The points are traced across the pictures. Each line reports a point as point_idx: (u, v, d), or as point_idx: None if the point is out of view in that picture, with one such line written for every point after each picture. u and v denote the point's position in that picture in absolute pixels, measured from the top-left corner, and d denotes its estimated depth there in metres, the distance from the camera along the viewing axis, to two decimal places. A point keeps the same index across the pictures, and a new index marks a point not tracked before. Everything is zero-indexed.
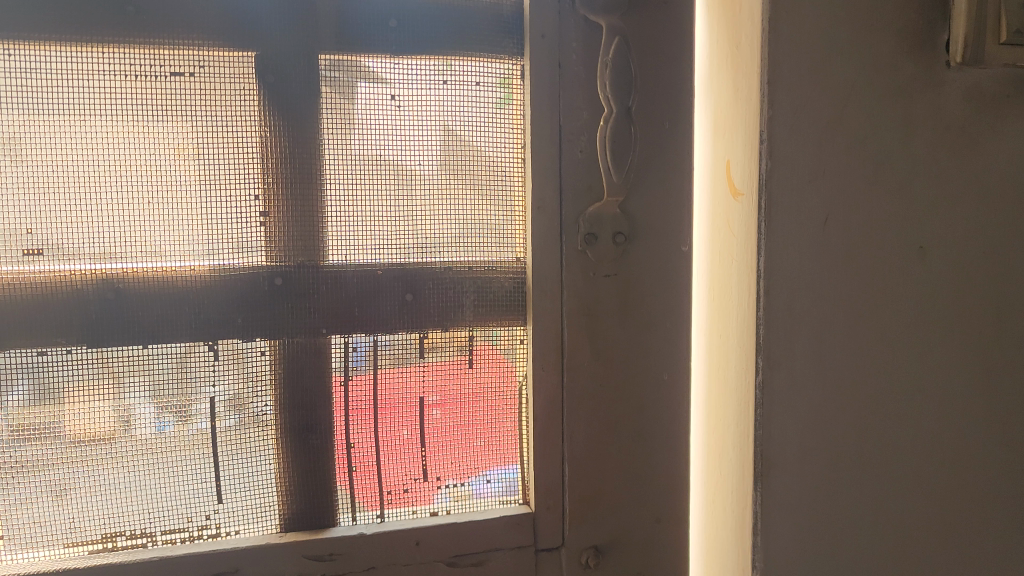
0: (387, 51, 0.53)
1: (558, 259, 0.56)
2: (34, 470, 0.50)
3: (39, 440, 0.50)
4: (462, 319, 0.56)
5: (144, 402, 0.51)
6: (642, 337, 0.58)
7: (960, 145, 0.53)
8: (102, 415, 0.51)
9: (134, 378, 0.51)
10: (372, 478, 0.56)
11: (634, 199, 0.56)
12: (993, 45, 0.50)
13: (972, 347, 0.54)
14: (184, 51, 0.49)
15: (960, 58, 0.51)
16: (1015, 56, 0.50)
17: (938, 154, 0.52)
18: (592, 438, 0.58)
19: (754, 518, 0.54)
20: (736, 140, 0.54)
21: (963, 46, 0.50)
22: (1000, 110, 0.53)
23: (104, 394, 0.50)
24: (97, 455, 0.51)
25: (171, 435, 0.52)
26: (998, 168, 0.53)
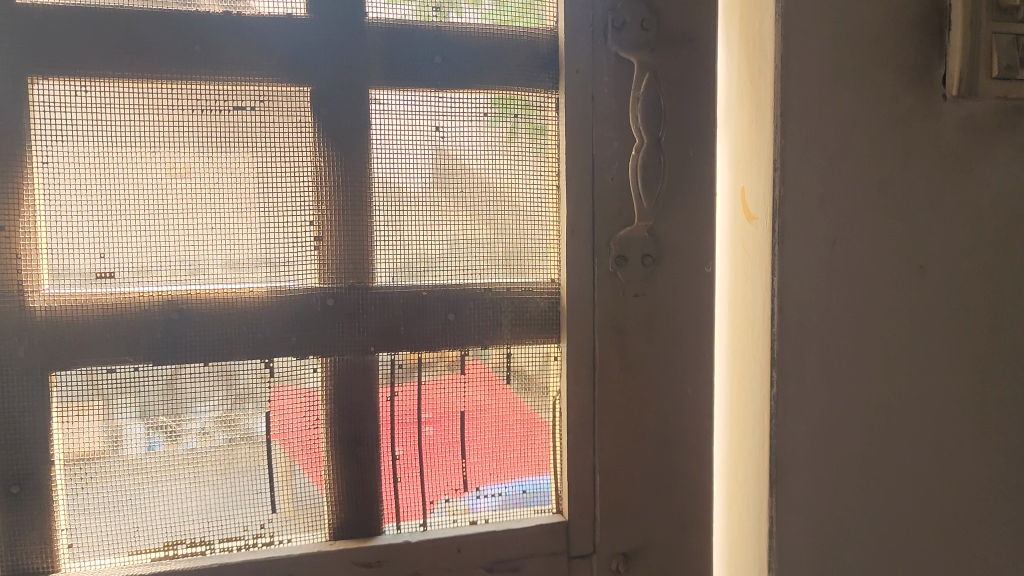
0: (432, 85, 0.57)
1: (590, 280, 0.59)
2: (105, 484, 0.53)
3: (90, 457, 0.53)
4: (501, 337, 0.59)
5: (131, 421, 0.53)
6: (669, 354, 0.61)
7: (959, 170, 0.56)
8: (91, 435, 0.53)
9: (123, 399, 0.53)
10: (415, 486, 0.59)
11: (662, 224, 0.60)
12: (986, 79, 0.53)
13: (973, 360, 0.58)
14: (246, 87, 0.53)
15: (955, 90, 0.54)
16: (1007, 89, 0.53)
17: (938, 180, 0.56)
18: (621, 449, 0.61)
19: (769, 522, 0.57)
20: (751, 167, 0.57)
21: (958, 80, 0.53)
22: (995, 137, 0.56)
23: (95, 413, 0.52)
24: (109, 466, 0.53)
25: (159, 454, 0.54)
26: (992, 192, 0.57)
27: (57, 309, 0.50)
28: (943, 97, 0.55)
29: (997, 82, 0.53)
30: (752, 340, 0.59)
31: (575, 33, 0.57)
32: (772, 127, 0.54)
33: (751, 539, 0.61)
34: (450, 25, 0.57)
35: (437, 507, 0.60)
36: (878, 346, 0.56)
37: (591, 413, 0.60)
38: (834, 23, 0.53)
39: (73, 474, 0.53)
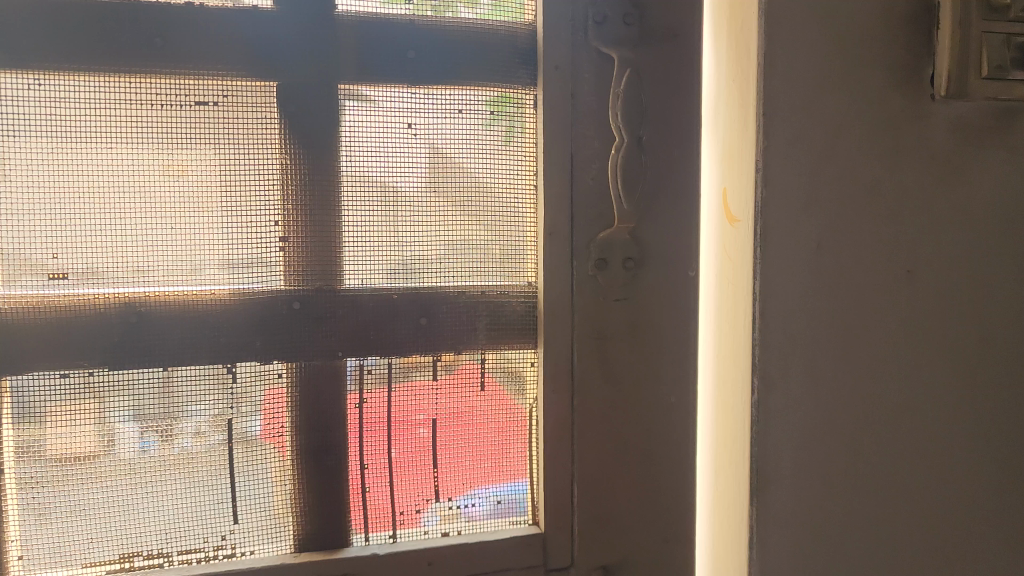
0: (404, 81, 0.54)
1: (569, 284, 0.57)
2: (48, 485, 0.51)
3: (48, 456, 0.51)
4: (475, 342, 0.57)
5: (125, 421, 0.52)
6: (651, 361, 0.59)
7: (949, 173, 0.54)
8: (85, 435, 0.51)
9: (118, 398, 0.51)
10: (385, 496, 0.57)
11: (644, 226, 0.57)
12: (976, 79, 0.51)
13: (964, 370, 0.56)
14: (209, 81, 0.51)
15: (944, 91, 0.52)
16: (997, 90, 0.51)
17: (927, 182, 0.54)
18: (600, 459, 0.59)
19: (749, 531, 0.55)
20: (732, 169, 0.56)
21: (947, 80, 0.51)
22: (987, 139, 0.54)
23: (87, 412, 0.51)
24: (97, 470, 0.52)
25: (153, 454, 0.52)
26: (985, 195, 0.54)
27: (9, 311, 0.48)
28: (932, 98, 0.53)
29: (988, 83, 0.51)
30: (734, 346, 0.57)
31: (555, 27, 0.55)
32: (754, 126, 0.52)
33: (733, 552, 0.59)
34: (425, 18, 0.54)
35: (426, 510, 0.58)
36: (864, 354, 0.54)
37: (569, 422, 0.58)
38: (820, 20, 0.51)
39: (64, 475, 0.51)
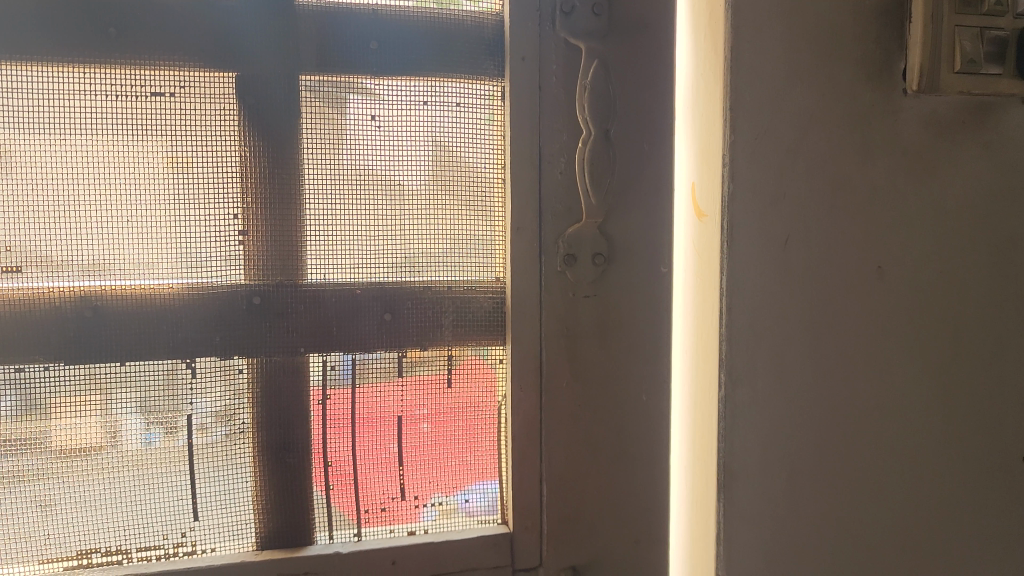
0: (368, 72, 0.53)
1: (537, 280, 0.56)
2: (46, 479, 0.51)
3: (28, 452, 0.51)
4: (442, 338, 0.56)
5: (130, 415, 0.52)
6: (622, 359, 0.58)
7: (919, 168, 0.53)
8: (89, 428, 0.51)
9: (124, 392, 0.51)
10: (348, 494, 0.56)
11: (614, 221, 0.56)
12: (949, 74, 0.49)
13: (935, 368, 0.55)
14: (166, 72, 0.50)
15: (916, 85, 0.50)
16: (971, 85, 0.49)
17: (897, 177, 0.53)
18: (570, 458, 0.58)
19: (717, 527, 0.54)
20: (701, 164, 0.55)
21: (918, 74, 0.50)
22: (957, 133, 0.53)
23: (96, 407, 0.51)
24: (89, 465, 0.52)
25: (158, 447, 0.53)
26: (955, 191, 0.54)
27: None
28: (903, 93, 0.52)
29: (961, 78, 0.49)
30: (705, 341, 0.56)
31: (522, 18, 0.54)
32: (721, 118, 0.51)
33: (704, 550, 0.58)
34: (388, 8, 0.53)
35: (425, 505, 0.58)
36: (833, 349, 0.53)
37: (536, 421, 0.57)
38: (789, 10, 0.50)
39: (69, 467, 0.52)
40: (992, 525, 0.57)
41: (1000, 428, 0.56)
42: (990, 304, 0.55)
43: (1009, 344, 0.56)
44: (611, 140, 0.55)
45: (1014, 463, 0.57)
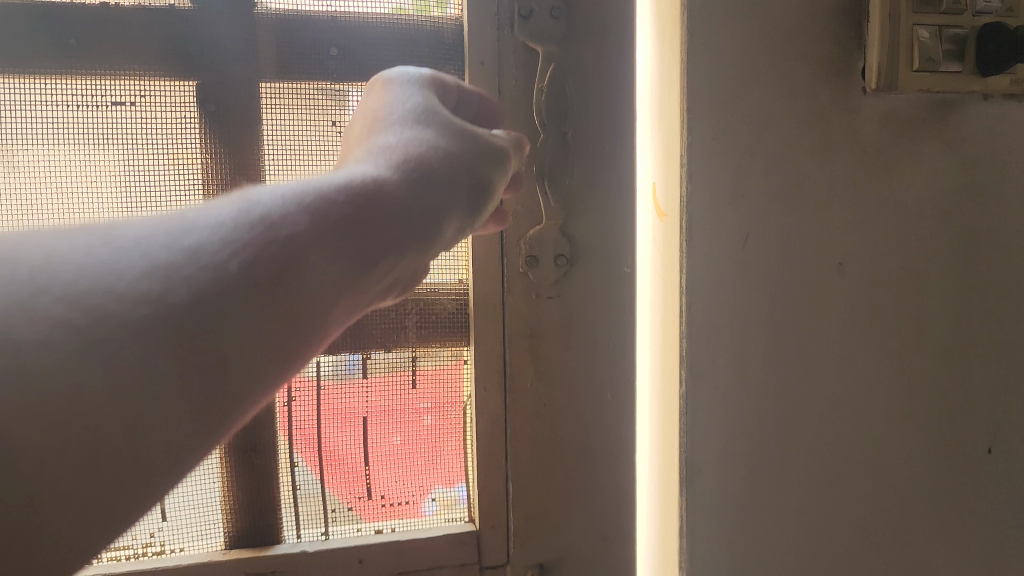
0: (327, 79, 0.54)
1: (501, 280, 0.56)
2: None
3: None
4: (405, 340, 0.57)
5: None
6: (586, 358, 0.59)
7: (877, 166, 0.53)
8: None
9: None
10: (315, 493, 0.57)
11: (575, 222, 0.57)
12: (909, 72, 0.50)
13: (895, 362, 0.55)
14: (126, 81, 0.51)
15: (875, 84, 0.50)
16: (929, 82, 0.50)
17: (854, 175, 0.53)
18: (535, 456, 0.58)
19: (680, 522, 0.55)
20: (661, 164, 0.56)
21: (878, 74, 0.50)
22: (918, 130, 0.54)
23: None
24: None
25: None
26: (913, 188, 0.54)
27: None
28: (862, 91, 0.52)
29: (920, 76, 0.50)
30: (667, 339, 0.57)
31: (480, 23, 0.54)
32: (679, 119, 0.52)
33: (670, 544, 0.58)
34: (346, 15, 0.54)
35: (426, 499, 0.59)
36: (792, 347, 0.54)
37: (501, 419, 0.58)
38: (741, 12, 0.50)
39: None
40: (958, 516, 0.58)
41: (963, 420, 0.57)
42: (951, 297, 0.56)
43: (970, 337, 0.56)
44: (570, 142, 0.56)
45: (978, 455, 0.57)
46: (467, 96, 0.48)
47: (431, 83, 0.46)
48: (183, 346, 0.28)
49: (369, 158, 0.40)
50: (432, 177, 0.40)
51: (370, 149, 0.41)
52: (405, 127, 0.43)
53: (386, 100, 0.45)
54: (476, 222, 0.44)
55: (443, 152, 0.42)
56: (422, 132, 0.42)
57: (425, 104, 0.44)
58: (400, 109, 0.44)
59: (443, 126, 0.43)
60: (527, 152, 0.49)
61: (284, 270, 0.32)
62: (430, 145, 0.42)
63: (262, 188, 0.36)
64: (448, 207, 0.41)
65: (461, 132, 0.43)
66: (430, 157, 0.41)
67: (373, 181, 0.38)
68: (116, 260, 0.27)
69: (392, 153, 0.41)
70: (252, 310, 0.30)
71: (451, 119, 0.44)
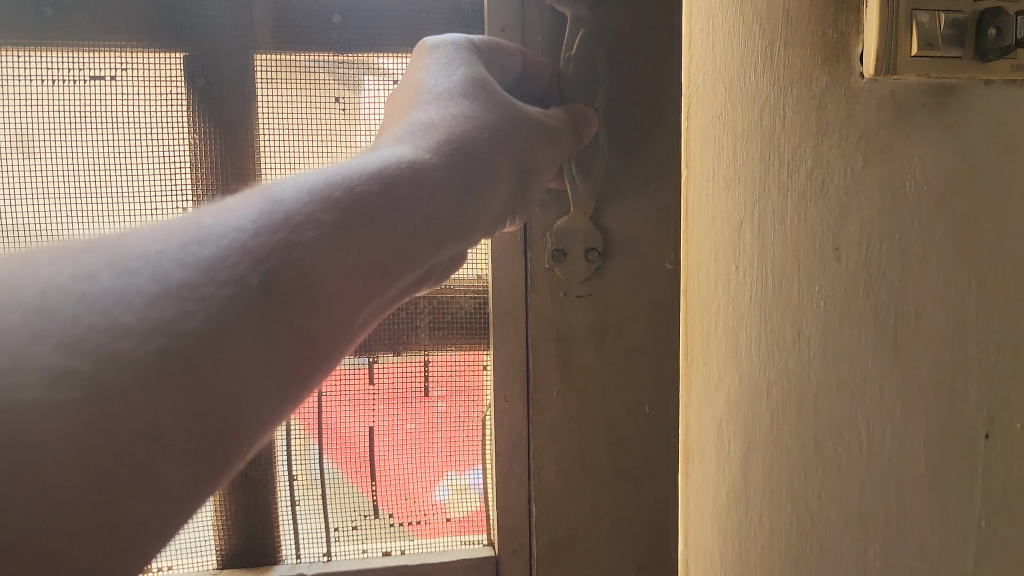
0: (331, 50, 0.48)
1: (524, 279, 0.49)
2: None
3: None
4: (417, 343, 0.51)
5: None
6: (622, 365, 0.51)
7: (874, 152, 0.29)
8: None
9: None
10: (316, 510, 0.52)
11: (610, 210, 0.50)
12: None
13: (892, 327, 0.29)
14: (106, 53, 0.46)
15: None
16: None
17: (855, 158, 0.30)
18: (562, 475, 0.52)
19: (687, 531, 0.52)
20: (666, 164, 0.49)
21: None
22: None
23: None
24: None
25: None
26: (905, 159, 0.28)
27: None
28: None
29: None
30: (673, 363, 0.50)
31: None
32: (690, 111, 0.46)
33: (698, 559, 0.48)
34: None
35: (438, 484, 0.53)
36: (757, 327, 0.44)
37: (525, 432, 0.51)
38: None
39: None
40: None
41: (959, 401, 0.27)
42: None
43: None
44: (608, 121, 0.49)
45: (965, 458, 0.27)
46: (501, 57, 0.42)
47: (470, 52, 0.40)
48: (219, 338, 0.21)
49: (408, 139, 0.34)
50: (481, 157, 0.35)
51: (404, 126, 0.35)
52: (447, 103, 0.37)
53: (421, 79, 0.39)
54: (524, 203, 0.41)
55: (491, 126, 0.37)
56: (467, 106, 0.37)
57: (467, 76, 0.39)
58: (438, 85, 0.38)
59: (490, 100, 0.38)
60: (575, 127, 0.44)
61: (342, 231, 0.25)
62: (477, 122, 0.36)
63: (281, 176, 0.28)
64: (497, 188, 0.37)
65: (506, 104, 0.39)
66: (478, 135, 0.36)
67: (417, 162, 0.31)
68: (147, 264, 0.21)
69: (433, 129, 0.35)
70: (303, 296, 0.23)
71: (496, 90, 0.39)
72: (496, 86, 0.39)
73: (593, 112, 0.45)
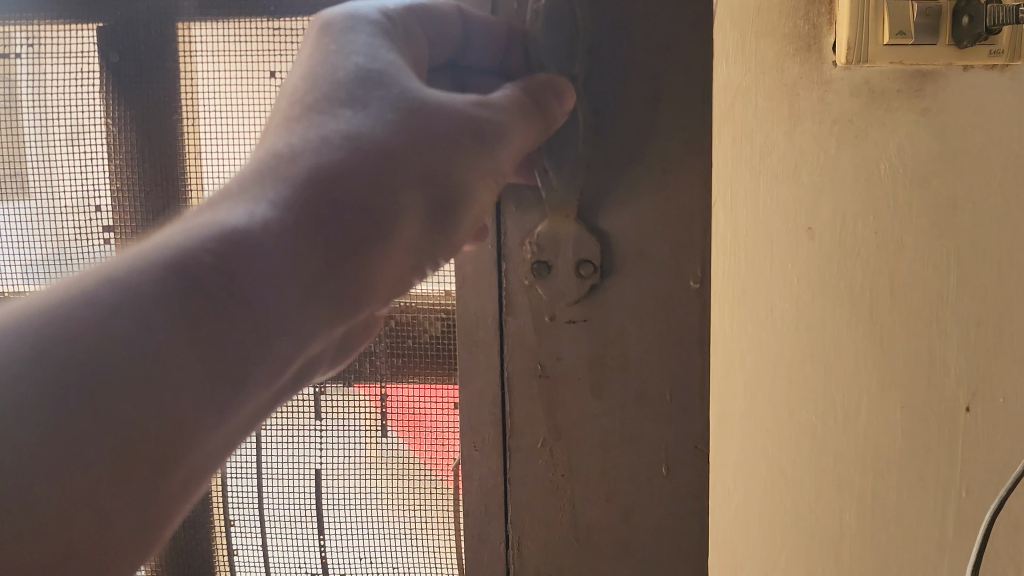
0: (262, 14, 0.40)
1: (496, 297, 0.33)
2: None
3: None
4: (375, 372, 0.39)
5: None
6: (634, 417, 0.33)
7: (847, 137, 0.44)
8: None
9: None
10: (259, 563, 0.44)
11: (614, 183, 0.32)
12: (879, 46, 0.42)
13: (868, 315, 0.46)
14: (12, 29, 0.42)
15: (845, 59, 0.43)
16: (902, 58, 0.42)
17: (826, 146, 0.45)
18: (553, 565, 0.35)
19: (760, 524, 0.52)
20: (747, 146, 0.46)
21: (847, 48, 0.42)
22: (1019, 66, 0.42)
23: None
24: None
25: None
26: (879, 146, 0.44)
27: None
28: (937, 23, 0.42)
29: (891, 51, 0.42)
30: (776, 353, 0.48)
31: None
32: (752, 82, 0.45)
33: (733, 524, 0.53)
34: None
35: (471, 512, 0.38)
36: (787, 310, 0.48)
37: (495, 520, 0.35)
38: None
39: None
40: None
41: (939, 378, 0.46)
42: None
43: None
44: (593, 63, 0.31)
45: (956, 424, 0.46)
46: (418, 30, 0.29)
47: (378, 26, 0.28)
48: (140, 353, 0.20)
49: (253, 186, 0.25)
50: (353, 202, 0.25)
51: (253, 163, 0.26)
52: (321, 117, 0.27)
53: (308, 71, 0.28)
54: (444, 246, 0.29)
55: (382, 148, 0.26)
56: (348, 121, 0.26)
57: (353, 69, 0.27)
58: (323, 83, 0.27)
59: (385, 101, 0.27)
60: (535, 109, 0.29)
61: (201, 288, 0.22)
62: (361, 144, 0.26)
63: (75, 275, 0.22)
64: (398, 233, 0.27)
65: (410, 105, 0.27)
66: (357, 166, 0.26)
67: (252, 228, 0.23)
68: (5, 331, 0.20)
69: (288, 167, 0.25)
70: (213, 332, 0.22)
71: (393, 83, 0.27)
72: (403, 74, 0.28)
73: (566, 83, 0.30)
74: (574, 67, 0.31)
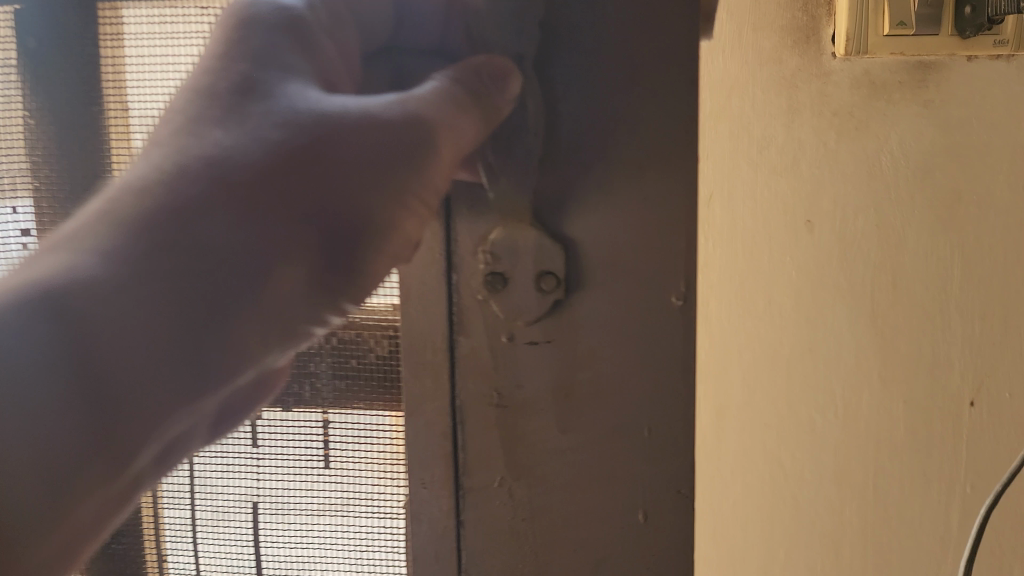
0: None
1: (445, 314, 0.29)
2: None
3: None
4: (316, 398, 0.34)
5: None
6: (608, 453, 0.28)
7: (848, 127, 0.54)
8: None
9: None
10: None
11: (578, 180, 0.27)
12: (877, 37, 0.52)
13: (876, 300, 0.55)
14: None
15: (844, 49, 0.53)
16: (900, 47, 0.52)
17: (826, 137, 0.54)
18: None
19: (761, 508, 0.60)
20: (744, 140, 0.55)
21: (847, 40, 0.52)
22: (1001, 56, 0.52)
23: None
24: None
25: None
26: (880, 134, 0.53)
27: None
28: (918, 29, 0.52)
29: (889, 42, 0.52)
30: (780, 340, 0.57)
31: None
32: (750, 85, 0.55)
33: (731, 521, 0.61)
34: None
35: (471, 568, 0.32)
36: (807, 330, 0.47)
37: (444, 567, 0.31)
38: None
39: None
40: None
41: (943, 377, 0.55)
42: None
43: None
44: (548, 39, 0.26)
45: (956, 412, 0.56)
46: (341, 32, 0.29)
47: (262, 46, 0.30)
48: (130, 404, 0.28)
49: (96, 231, 0.28)
50: (212, 247, 0.28)
51: (114, 194, 0.29)
52: (163, 147, 0.29)
53: (184, 88, 0.30)
54: (353, 287, 0.29)
55: (251, 181, 0.28)
56: (199, 152, 0.29)
57: (245, 79, 0.30)
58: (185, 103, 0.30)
59: (262, 121, 0.29)
60: (470, 103, 0.27)
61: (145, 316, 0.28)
62: (205, 179, 0.28)
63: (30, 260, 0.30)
64: (285, 272, 0.29)
65: (294, 121, 0.29)
66: (217, 200, 0.28)
67: (122, 274, 0.27)
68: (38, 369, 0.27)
69: (143, 200, 0.28)
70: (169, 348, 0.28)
71: (292, 100, 0.30)
72: (304, 88, 0.30)
73: (509, 60, 0.27)
74: (524, 44, 0.26)
